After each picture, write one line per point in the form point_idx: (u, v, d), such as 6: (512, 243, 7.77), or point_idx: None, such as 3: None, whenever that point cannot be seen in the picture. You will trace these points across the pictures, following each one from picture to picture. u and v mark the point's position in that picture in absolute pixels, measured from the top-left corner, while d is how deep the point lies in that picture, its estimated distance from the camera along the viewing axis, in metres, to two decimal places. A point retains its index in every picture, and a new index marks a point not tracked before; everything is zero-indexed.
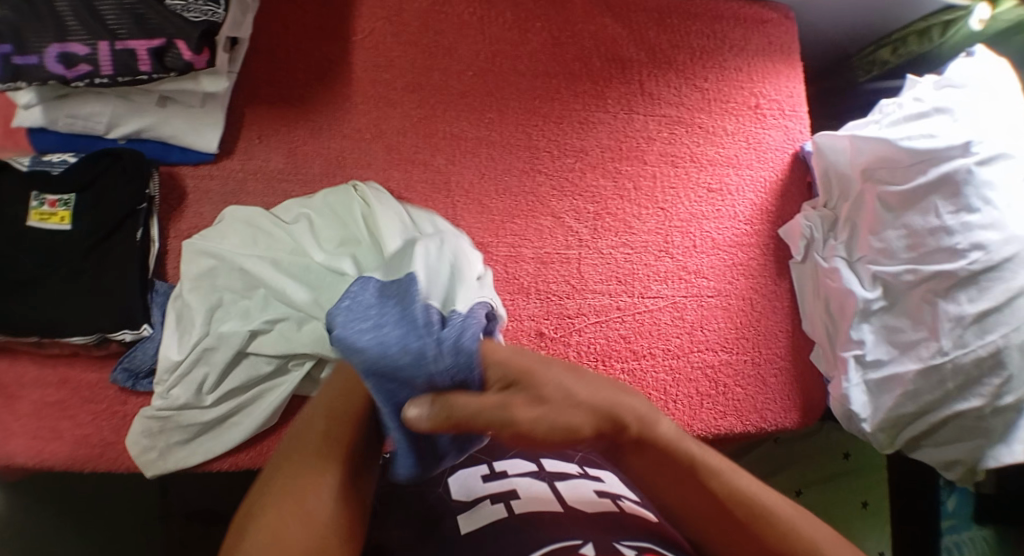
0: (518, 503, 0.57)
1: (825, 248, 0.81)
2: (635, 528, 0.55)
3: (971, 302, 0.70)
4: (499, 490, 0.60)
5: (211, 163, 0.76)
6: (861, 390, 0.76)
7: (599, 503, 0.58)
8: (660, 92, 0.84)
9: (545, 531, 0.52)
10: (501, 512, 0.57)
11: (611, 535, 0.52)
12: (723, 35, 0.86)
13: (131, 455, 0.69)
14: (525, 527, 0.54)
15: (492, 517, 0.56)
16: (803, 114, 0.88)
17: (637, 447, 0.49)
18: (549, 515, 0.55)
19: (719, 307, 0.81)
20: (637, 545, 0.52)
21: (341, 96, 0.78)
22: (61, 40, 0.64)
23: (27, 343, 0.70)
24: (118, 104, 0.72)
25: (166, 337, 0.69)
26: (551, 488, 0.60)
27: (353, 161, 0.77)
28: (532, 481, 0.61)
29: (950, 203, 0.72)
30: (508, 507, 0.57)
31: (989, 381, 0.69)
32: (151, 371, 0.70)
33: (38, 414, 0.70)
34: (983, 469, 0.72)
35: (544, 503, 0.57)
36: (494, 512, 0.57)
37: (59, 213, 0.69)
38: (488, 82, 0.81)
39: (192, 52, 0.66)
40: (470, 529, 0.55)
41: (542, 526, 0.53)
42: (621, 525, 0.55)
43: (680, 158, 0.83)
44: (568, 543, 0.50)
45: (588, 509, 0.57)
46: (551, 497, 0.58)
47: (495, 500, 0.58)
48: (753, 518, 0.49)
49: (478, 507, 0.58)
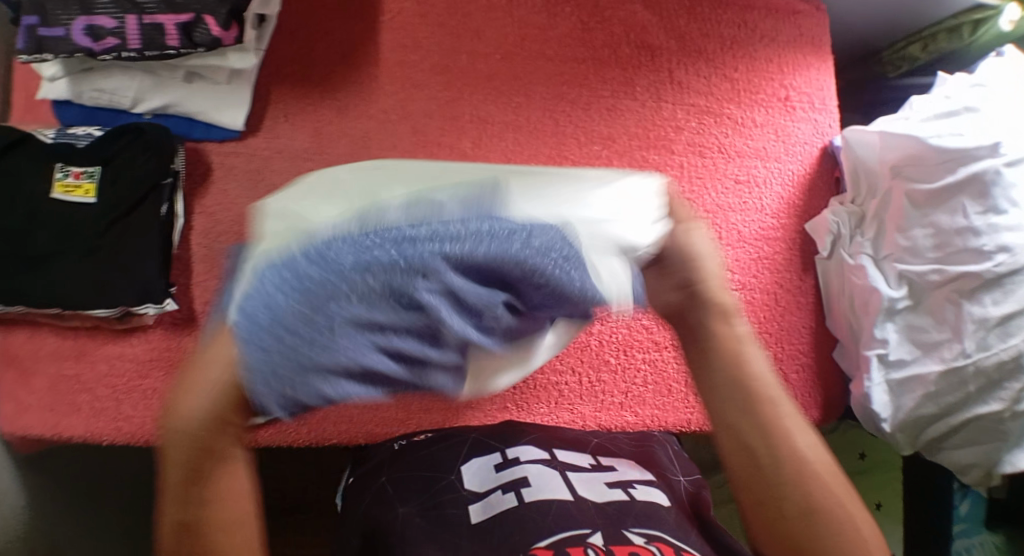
0: (529, 490, 0.57)
1: (851, 245, 0.80)
2: (650, 516, 0.55)
3: (995, 305, 0.69)
4: (510, 478, 0.60)
5: (236, 140, 0.76)
6: (883, 389, 0.75)
7: (611, 492, 0.59)
8: (689, 81, 0.83)
9: (554, 519, 0.53)
10: (512, 500, 0.57)
11: (620, 522, 0.54)
12: (754, 26, 0.85)
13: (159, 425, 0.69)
14: (538, 515, 0.54)
15: (503, 505, 0.56)
16: (833, 108, 0.87)
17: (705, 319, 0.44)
18: (556, 505, 0.55)
19: (742, 301, 0.81)
20: (647, 534, 0.53)
21: (368, 75, 0.78)
22: (88, 13, 0.64)
23: (48, 315, 0.70)
24: (145, 78, 0.72)
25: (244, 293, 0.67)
26: (561, 476, 0.60)
27: (378, 142, 0.77)
28: (544, 469, 0.61)
29: (977, 203, 0.71)
30: (518, 496, 0.57)
31: (1009, 384, 0.69)
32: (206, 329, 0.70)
33: (57, 387, 0.70)
34: (1000, 473, 0.72)
35: (556, 491, 0.57)
36: (505, 501, 0.57)
37: (82, 186, 0.68)
38: (515, 66, 0.80)
39: (220, 28, 0.65)
40: (481, 518, 0.56)
41: (554, 513, 0.54)
42: (632, 512, 0.56)
43: (707, 149, 0.83)
44: (577, 532, 0.52)
45: (599, 499, 0.57)
46: (562, 485, 0.58)
47: (507, 490, 0.58)
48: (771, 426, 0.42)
49: (490, 497, 0.58)
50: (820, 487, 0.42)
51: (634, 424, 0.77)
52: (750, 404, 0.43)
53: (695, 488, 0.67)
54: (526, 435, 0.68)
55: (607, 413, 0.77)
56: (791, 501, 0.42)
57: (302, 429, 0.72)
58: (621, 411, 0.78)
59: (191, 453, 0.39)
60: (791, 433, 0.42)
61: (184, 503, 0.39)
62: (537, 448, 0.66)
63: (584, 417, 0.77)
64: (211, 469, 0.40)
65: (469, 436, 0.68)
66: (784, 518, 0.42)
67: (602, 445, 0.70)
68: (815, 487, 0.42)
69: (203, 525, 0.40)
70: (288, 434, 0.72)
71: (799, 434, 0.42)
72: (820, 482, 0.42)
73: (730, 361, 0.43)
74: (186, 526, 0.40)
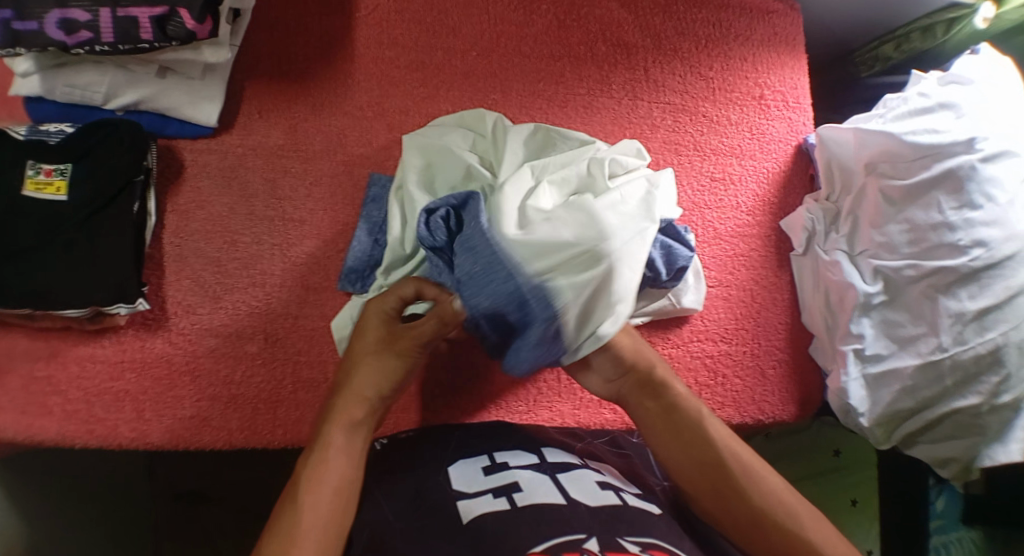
0: (521, 495, 0.56)
1: (826, 241, 0.80)
2: (642, 524, 0.55)
3: (971, 299, 0.69)
4: (500, 481, 0.58)
5: (211, 137, 0.75)
6: (860, 384, 0.75)
7: (602, 495, 0.58)
8: (665, 79, 0.83)
9: (550, 524, 0.52)
10: (504, 504, 0.55)
11: (615, 530, 0.53)
12: (729, 25, 0.86)
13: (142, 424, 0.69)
14: (530, 519, 0.53)
15: (494, 508, 0.55)
16: (808, 106, 0.87)
17: (640, 399, 0.64)
18: (549, 509, 0.54)
19: (719, 297, 0.81)
20: (641, 542, 0.52)
21: (343, 73, 0.78)
22: (62, 5, 0.63)
23: (18, 316, 0.69)
24: (117, 73, 0.71)
25: (392, 227, 0.70)
26: (552, 481, 0.59)
27: (354, 139, 0.77)
28: (535, 474, 0.60)
29: (953, 198, 0.72)
30: (511, 500, 0.56)
31: (987, 378, 0.69)
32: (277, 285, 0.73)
33: (28, 387, 0.69)
34: (978, 467, 0.72)
35: (548, 495, 0.56)
36: (497, 504, 0.55)
37: (54, 183, 0.68)
38: (492, 63, 0.80)
39: (195, 22, 0.65)
40: (472, 516, 0.54)
41: (548, 517, 0.53)
42: (625, 519, 0.55)
43: (683, 146, 0.83)
44: (574, 537, 0.50)
45: (592, 502, 0.56)
46: (554, 489, 0.57)
47: (497, 494, 0.57)
48: (731, 475, 0.58)
49: (480, 498, 0.56)
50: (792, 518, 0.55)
51: (613, 422, 0.78)
52: (713, 463, 0.59)
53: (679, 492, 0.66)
54: (511, 439, 0.67)
55: (585, 411, 0.78)
56: (754, 532, 0.56)
57: (275, 430, 0.70)
58: (599, 408, 0.78)
59: (347, 421, 0.60)
60: (751, 481, 0.57)
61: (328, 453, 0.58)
62: (526, 452, 0.65)
63: (564, 415, 0.77)
64: (352, 429, 0.59)
65: (449, 436, 0.67)
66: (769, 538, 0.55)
67: (588, 450, 0.69)
68: (775, 516, 0.55)
69: (318, 468, 0.57)
70: (262, 436, 0.70)
71: (758, 480, 0.58)
72: (790, 514, 0.56)
73: (684, 423, 0.61)
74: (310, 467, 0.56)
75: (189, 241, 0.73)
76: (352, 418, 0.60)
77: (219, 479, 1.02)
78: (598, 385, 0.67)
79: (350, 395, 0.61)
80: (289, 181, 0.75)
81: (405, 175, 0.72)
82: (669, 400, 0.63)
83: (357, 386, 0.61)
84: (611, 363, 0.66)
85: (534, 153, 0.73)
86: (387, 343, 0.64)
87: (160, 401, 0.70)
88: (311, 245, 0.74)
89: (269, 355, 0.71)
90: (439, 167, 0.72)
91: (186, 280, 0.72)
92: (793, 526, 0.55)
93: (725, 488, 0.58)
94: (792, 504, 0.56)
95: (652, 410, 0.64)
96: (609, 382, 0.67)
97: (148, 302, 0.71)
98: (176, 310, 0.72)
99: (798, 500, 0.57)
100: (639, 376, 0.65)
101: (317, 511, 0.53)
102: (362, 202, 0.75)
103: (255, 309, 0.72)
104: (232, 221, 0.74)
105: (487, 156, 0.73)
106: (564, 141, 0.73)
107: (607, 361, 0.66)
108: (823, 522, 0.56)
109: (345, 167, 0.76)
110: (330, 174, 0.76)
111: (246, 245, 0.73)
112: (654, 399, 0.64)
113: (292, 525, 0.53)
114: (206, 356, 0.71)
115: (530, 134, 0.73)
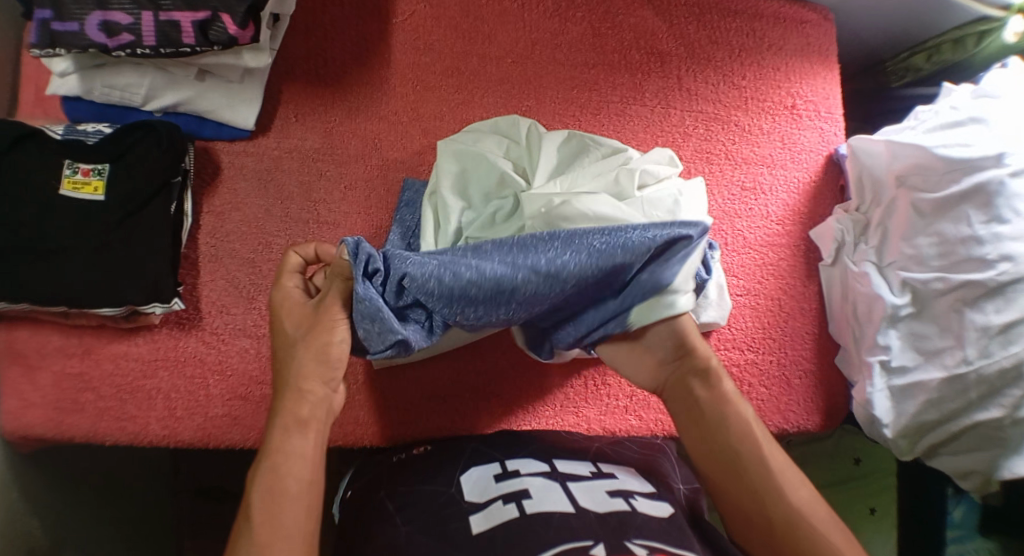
0: (530, 502, 0.57)
1: (855, 252, 0.81)
2: (651, 528, 0.55)
3: (997, 313, 0.70)
4: (510, 489, 0.60)
5: (246, 139, 0.76)
6: (885, 395, 0.75)
7: (612, 503, 0.58)
8: (698, 88, 0.83)
9: (557, 529, 0.53)
10: (513, 511, 0.56)
11: (622, 533, 0.53)
12: (763, 34, 0.86)
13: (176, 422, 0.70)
14: (540, 526, 0.53)
15: (505, 515, 0.56)
16: (839, 117, 0.87)
17: (695, 384, 0.63)
18: (557, 516, 0.54)
19: (747, 306, 0.81)
20: (649, 544, 0.52)
21: (379, 77, 0.78)
22: (104, 8, 0.64)
23: (54, 313, 0.69)
24: (156, 74, 0.71)
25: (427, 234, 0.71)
26: (562, 489, 0.59)
27: (388, 143, 0.77)
28: (545, 481, 0.60)
29: (981, 212, 0.72)
30: (519, 507, 0.56)
31: (1010, 392, 0.70)
32: None
33: (62, 384, 0.70)
34: (999, 479, 0.72)
35: (557, 503, 0.56)
36: (506, 511, 0.56)
37: (91, 183, 0.68)
38: (526, 70, 0.80)
39: (237, 27, 0.65)
40: (483, 527, 0.55)
41: (556, 524, 0.53)
42: (633, 523, 0.55)
43: (714, 155, 0.83)
44: (579, 544, 0.51)
45: (599, 509, 0.56)
46: (562, 497, 0.58)
47: (507, 500, 0.58)
48: (767, 475, 0.58)
49: (490, 507, 0.58)
50: (820, 521, 0.56)
51: (639, 428, 0.78)
52: (748, 464, 0.59)
53: (693, 498, 0.68)
54: (525, 448, 0.69)
55: (612, 417, 0.78)
56: (784, 533, 0.56)
57: None
58: (626, 414, 0.78)
59: (289, 421, 0.56)
60: (784, 483, 0.58)
61: (275, 459, 0.54)
62: (537, 460, 0.66)
63: (590, 420, 0.78)
64: (297, 426, 0.56)
65: (466, 450, 0.69)
66: (790, 545, 0.55)
67: (604, 452, 0.70)
68: (809, 521, 0.56)
69: (274, 470, 0.53)
70: None
71: (791, 484, 0.58)
72: (818, 518, 0.56)
73: (730, 420, 0.61)
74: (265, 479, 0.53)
75: (224, 242, 0.74)
76: (307, 413, 0.57)
77: (245, 475, 1.03)
78: (650, 365, 0.65)
79: (293, 392, 0.58)
80: (324, 184, 0.75)
81: (440, 180, 0.72)
82: (720, 393, 0.63)
83: (294, 378, 0.58)
84: (666, 345, 0.64)
85: (567, 162, 0.73)
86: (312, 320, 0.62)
87: (193, 400, 0.70)
88: None
89: None
90: (473, 174, 0.72)
91: (219, 282, 0.73)
92: (825, 532, 0.55)
93: (759, 491, 0.58)
94: (821, 509, 0.57)
95: (700, 400, 0.63)
96: (661, 365, 0.65)
97: (183, 302, 0.71)
98: (210, 310, 0.72)
99: (824, 506, 0.57)
100: (695, 363, 0.64)
101: (285, 517, 0.50)
102: (397, 207, 0.75)
103: None
104: (267, 223, 0.74)
105: (521, 163, 0.74)
106: (597, 147, 0.73)
107: (664, 342, 0.64)
108: (850, 536, 0.55)
109: (379, 172, 0.76)
110: (364, 179, 0.76)
111: (281, 247, 0.74)
112: (706, 389, 0.63)
113: (256, 528, 0.49)
114: (240, 357, 0.71)
115: (564, 142, 0.74)
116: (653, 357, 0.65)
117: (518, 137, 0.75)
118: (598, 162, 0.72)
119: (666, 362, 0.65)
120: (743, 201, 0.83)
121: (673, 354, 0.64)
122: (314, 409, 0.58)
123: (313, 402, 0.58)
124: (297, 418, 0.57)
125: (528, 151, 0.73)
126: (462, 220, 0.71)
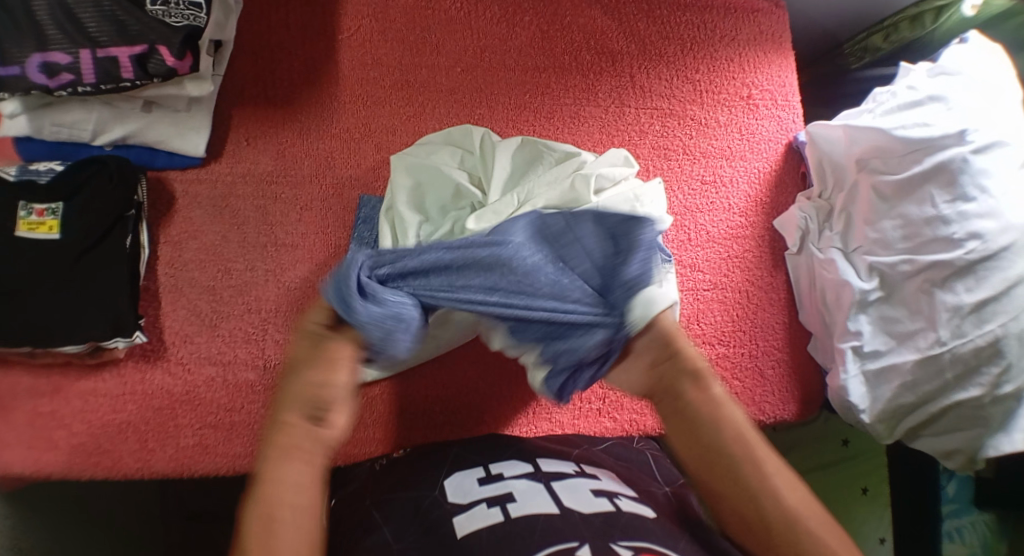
0: (515, 505, 0.56)
1: (820, 239, 0.80)
2: (636, 528, 0.54)
3: (968, 292, 0.68)
4: (495, 492, 0.58)
5: (199, 166, 0.76)
6: (860, 381, 0.74)
7: (596, 502, 0.57)
8: (652, 84, 0.83)
9: (543, 532, 0.52)
10: (498, 516, 0.55)
11: (608, 535, 0.52)
12: (714, 26, 0.86)
13: (146, 455, 0.70)
14: (525, 531, 0.52)
15: (490, 520, 0.55)
16: (796, 104, 0.87)
17: (684, 385, 0.60)
18: (543, 519, 0.53)
19: (715, 300, 0.81)
20: (634, 545, 0.51)
21: (328, 95, 0.78)
22: (42, 48, 0.63)
23: (19, 354, 0.69)
24: (103, 109, 0.71)
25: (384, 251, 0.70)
26: (546, 488, 0.58)
27: (343, 160, 0.77)
28: (529, 483, 0.59)
29: (946, 192, 0.70)
30: (504, 511, 0.55)
31: (987, 370, 0.68)
32: (270, 313, 0.73)
33: (32, 426, 0.69)
34: (983, 458, 0.71)
35: (541, 505, 0.55)
36: (491, 516, 0.55)
37: (46, 223, 0.67)
38: (477, 78, 0.80)
39: (175, 58, 0.65)
40: (468, 530, 0.54)
41: (541, 528, 0.52)
42: (619, 523, 0.54)
43: (673, 151, 0.82)
44: (566, 545, 0.49)
45: (585, 509, 0.55)
46: (547, 498, 0.56)
47: (492, 504, 0.57)
48: (761, 477, 0.55)
49: (475, 509, 0.56)
50: (817, 529, 0.52)
51: (612, 430, 0.79)
52: (737, 464, 0.55)
53: (680, 495, 0.66)
54: (508, 450, 0.67)
55: (585, 421, 0.79)
56: (779, 534, 0.52)
57: None
58: (599, 417, 0.79)
59: (279, 449, 0.53)
60: (780, 487, 0.54)
61: (264, 486, 0.51)
62: (521, 461, 0.65)
63: (564, 424, 0.78)
64: (278, 454, 0.52)
65: (451, 452, 0.68)
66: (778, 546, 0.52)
67: (586, 454, 0.69)
68: (805, 526, 0.52)
69: (261, 501, 0.50)
70: None
71: (787, 488, 0.54)
72: (814, 525, 0.52)
73: (722, 421, 0.58)
74: (251, 506, 0.50)
75: (183, 271, 0.74)
76: (294, 436, 0.53)
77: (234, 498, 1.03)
78: (639, 370, 0.63)
79: (282, 419, 0.55)
80: (280, 206, 0.75)
81: (395, 196, 0.71)
82: (711, 395, 0.59)
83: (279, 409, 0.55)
84: (659, 348, 0.62)
85: (520, 167, 0.73)
86: (323, 351, 0.57)
87: (163, 431, 0.70)
88: (304, 269, 0.75)
89: (269, 382, 0.72)
90: (429, 187, 0.71)
91: (180, 309, 0.73)
92: (823, 540, 0.51)
93: (751, 492, 0.54)
94: (818, 519, 0.53)
95: (690, 402, 0.59)
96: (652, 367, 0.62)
97: (146, 335, 0.71)
98: (174, 340, 0.72)
99: (824, 516, 0.53)
100: (686, 364, 0.61)
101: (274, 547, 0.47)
102: (353, 224, 0.75)
103: (252, 336, 0.73)
104: (225, 249, 0.74)
105: (476, 172, 0.73)
106: (550, 152, 0.73)
107: (653, 346, 0.62)
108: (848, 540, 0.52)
109: (334, 190, 0.76)
110: (320, 199, 0.76)
111: (240, 271, 0.74)
112: (696, 389, 0.60)
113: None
114: (206, 386, 0.71)
115: (516, 146, 0.73)
116: (643, 361, 0.63)
117: (471, 146, 0.74)
118: (551, 163, 0.72)
119: (656, 363, 0.62)
120: (704, 195, 0.83)
121: (666, 356, 0.62)
122: (303, 436, 0.54)
123: (294, 428, 0.54)
124: (282, 445, 0.53)
125: (479, 160, 0.73)
126: (419, 235, 0.70)
